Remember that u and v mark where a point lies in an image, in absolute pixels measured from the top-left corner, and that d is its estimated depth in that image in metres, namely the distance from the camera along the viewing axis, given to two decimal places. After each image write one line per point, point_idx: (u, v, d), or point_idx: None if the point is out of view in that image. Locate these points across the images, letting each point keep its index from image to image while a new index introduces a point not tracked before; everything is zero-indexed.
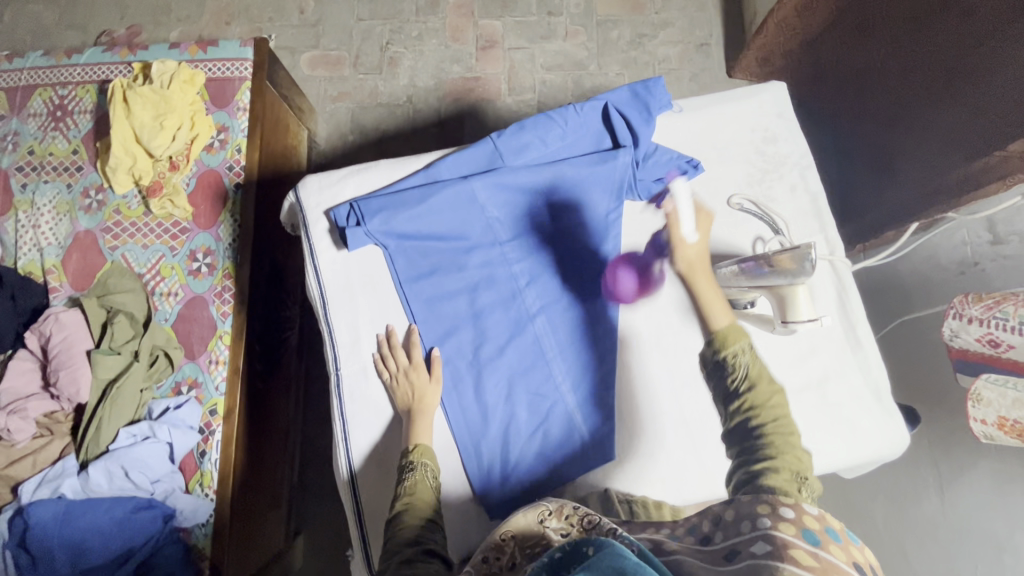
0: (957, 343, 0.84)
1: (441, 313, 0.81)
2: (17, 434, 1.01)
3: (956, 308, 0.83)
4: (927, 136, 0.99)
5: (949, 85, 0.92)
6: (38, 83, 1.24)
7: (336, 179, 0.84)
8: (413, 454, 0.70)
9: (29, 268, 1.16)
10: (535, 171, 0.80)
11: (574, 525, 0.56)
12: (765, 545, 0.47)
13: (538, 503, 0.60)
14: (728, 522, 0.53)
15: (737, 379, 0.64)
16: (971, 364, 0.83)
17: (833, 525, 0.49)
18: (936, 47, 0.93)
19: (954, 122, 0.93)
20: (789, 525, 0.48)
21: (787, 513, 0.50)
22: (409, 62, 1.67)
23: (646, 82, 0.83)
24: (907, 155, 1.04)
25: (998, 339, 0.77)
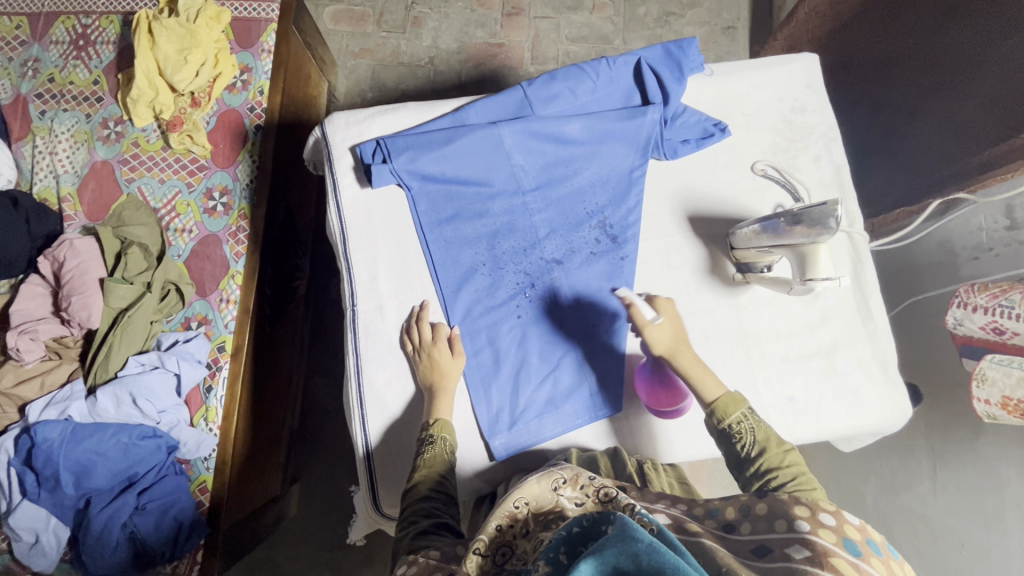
0: (961, 331, 0.86)
1: (460, 258, 0.81)
2: (26, 355, 1.01)
3: (962, 297, 0.85)
4: (946, 125, 0.99)
5: (971, 73, 0.93)
6: (62, 10, 1.23)
7: (364, 117, 0.83)
8: (434, 428, 0.71)
9: (44, 195, 1.16)
10: (563, 122, 0.81)
11: (589, 496, 0.52)
12: (803, 550, 0.48)
13: (551, 470, 0.55)
14: (758, 515, 0.53)
15: (746, 444, 0.63)
16: (974, 350, 0.85)
17: (875, 537, 0.50)
18: (960, 36, 0.93)
19: (972, 107, 0.94)
20: (830, 532, 0.49)
21: (827, 520, 0.50)
22: (433, 23, 1.66)
23: (681, 42, 0.83)
24: (926, 142, 1.04)
25: (1001, 326, 0.79)
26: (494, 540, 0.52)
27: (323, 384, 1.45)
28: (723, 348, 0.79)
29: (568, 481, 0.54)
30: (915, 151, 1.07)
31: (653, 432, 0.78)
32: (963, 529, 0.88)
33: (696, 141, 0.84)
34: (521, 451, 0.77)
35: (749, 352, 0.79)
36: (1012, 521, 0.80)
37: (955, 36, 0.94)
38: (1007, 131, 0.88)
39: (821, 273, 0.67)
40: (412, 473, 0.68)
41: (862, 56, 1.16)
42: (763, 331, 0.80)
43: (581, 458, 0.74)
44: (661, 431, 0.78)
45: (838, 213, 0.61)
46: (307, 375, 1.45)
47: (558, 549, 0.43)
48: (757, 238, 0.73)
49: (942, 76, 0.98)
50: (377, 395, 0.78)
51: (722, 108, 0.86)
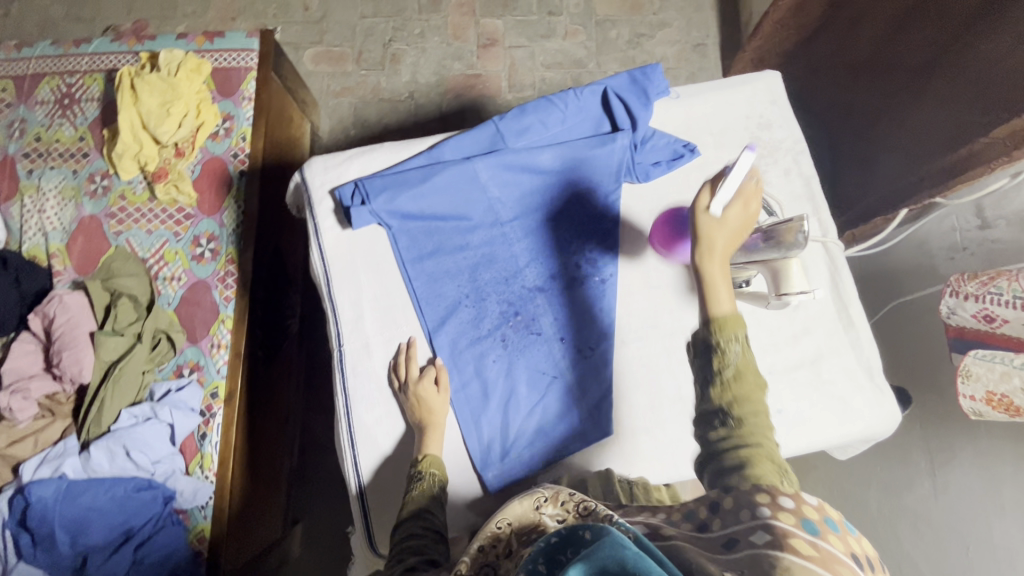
0: (954, 321, 0.84)
1: (442, 292, 0.82)
2: (20, 414, 1.02)
3: (952, 286, 0.84)
4: (912, 130, 1.02)
5: (929, 78, 0.96)
6: (46, 71, 1.26)
7: (341, 160, 0.85)
8: (422, 464, 0.71)
9: (33, 252, 1.17)
10: (536, 153, 0.83)
11: (570, 511, 0.52)
12: (765, 536, 0.46)
13: (533, 490, 0.56)
14: (725, 508, 0.51)
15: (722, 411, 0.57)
16: (966, 343, 0.83)
17: (832, 515, 0.48)
18: (914, 43, 0.97)
19: (933, 111, 0.97)
20: (789, 514, 0.47)
21: (785, 502, 0.48)
22: (411, 58, 1.70)
23: (644, 68, 0.86)
24: (894, 145, 1.07)
25: (994, 314, 0.77)
26: (475, 562, 0.53)
27: (320, 421, 1.45)
28: None
29: (549, 499, 0.54)
30: (883, 153, 1.09)
31: (646, 453, 0.78)
32: (965, 529, 0.87)
33: (667, 163, 0.85)
34: (515, 480, 0.77)
35: None
36: (1013, 519, 0.80)
37: (912, 44, 0.98)
38: (964, 134, 0.91)
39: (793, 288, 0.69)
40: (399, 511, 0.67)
41: (828, 63, 1.20)
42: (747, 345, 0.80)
43: (572, 481, 0.74)
44: (653, 451, 0.78)
45: (805, 229, 0.64)
46: (304, 413, 1.44)
47: (537, 562, 0.43)
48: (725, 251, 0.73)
49: (905, 83, 1.01)
50: (369, 433, 0.78)
51: (691, 128, 0.88)
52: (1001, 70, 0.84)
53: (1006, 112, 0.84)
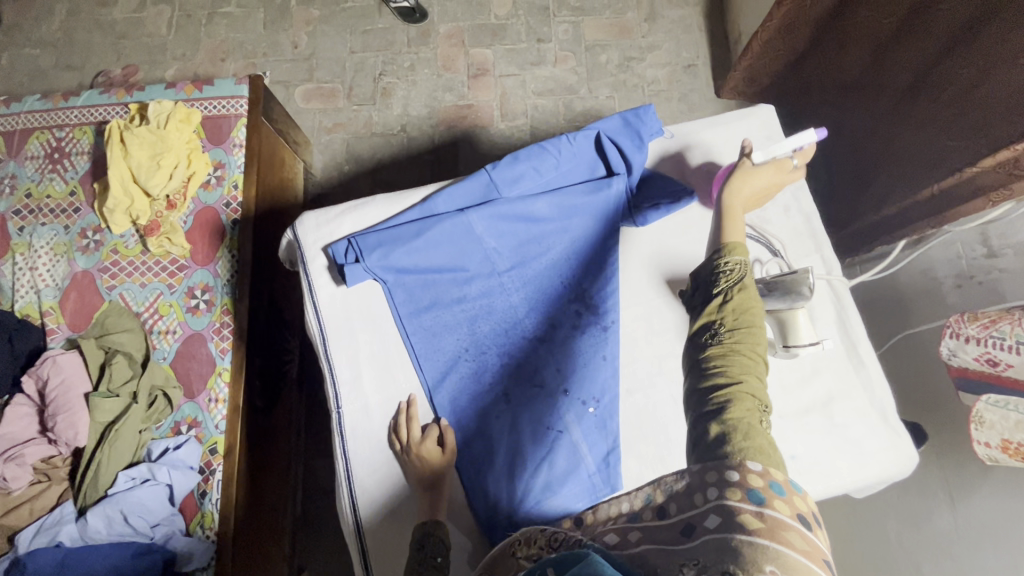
0: (956, 362, 0.82)
1: (442, 347, 0.81)
2: (14, 482, 0.99)
3: (953, 327, 0.81)
4: (906, 155, 1.01)
5: (914, 98, 0.97)
6: (36, 126, 1.26)
7: (334, 215, 0.84)
8: (426, 526, 0.69)
9: (26, 311, 1.15)
10: (530, 201, 0.81)
11: (541, 547, 0.53)
12: (717, 518, 0.45)
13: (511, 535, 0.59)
14: (679, 492, 0.51)
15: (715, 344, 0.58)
16: (971, 383, 0.81)
17: (778, 478, 0.47)
18: (900, 65, 0.99)
19: (922, 137, 0.97)
20: (735, 490, 0.46)
21: (731, 476, 0.48)
22: (402, 92, 1.70)
23: (637, 110, 0.84)
24: (889, 167, 1.06)
25: (996, 359, 0.75)
26: None
27: (323, 465, 1.42)
28: None
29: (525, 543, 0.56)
30: (877, 175, 1.10)
31: None
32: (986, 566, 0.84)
33: (666, 206, 0.83)
34: None
35: None
36: None
37: (902, 68, 0.98)
38: (953, 157, 0.92)
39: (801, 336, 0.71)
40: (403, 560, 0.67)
41: (821, 87, 1.21)
42: None
43: None
44: None
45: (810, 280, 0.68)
46: (306, 457, 1.42)
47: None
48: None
49: (900, 105, 1.01)
50: (372, 497, 0.76)
51: (687, 169, 0.86)
52: (981, 92, 0.85)
53: (987, 138, 0.85)
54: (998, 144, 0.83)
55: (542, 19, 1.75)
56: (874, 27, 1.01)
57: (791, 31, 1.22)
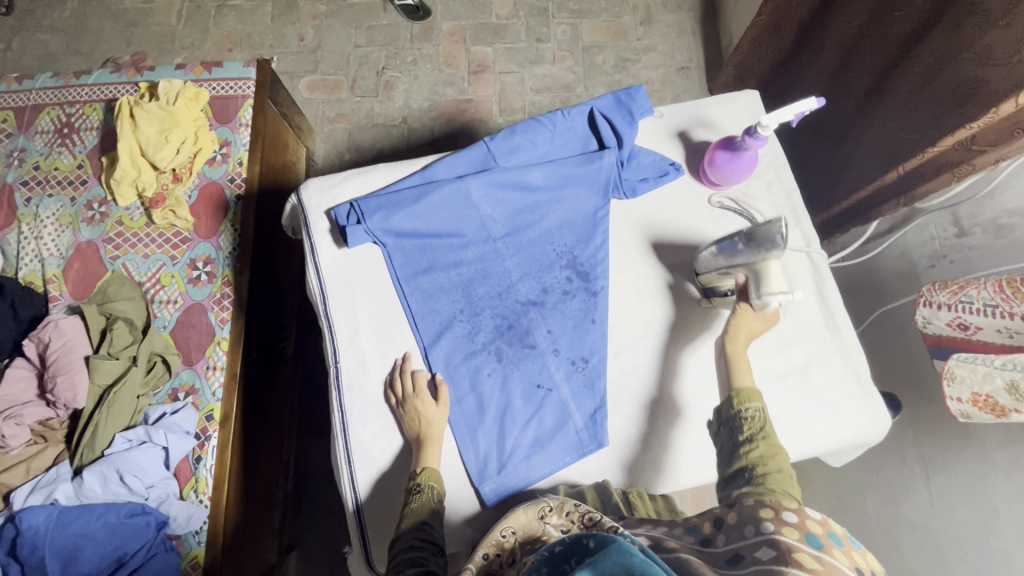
0: (931, 330, 0.86)
1: (438, 308, 0.84)
2: (12, 440, 1.01)
3: (925, 296, 0.86)
4: (873, 144, 1.07)
5: (878, 98, 1.05)
6: (47, 102, 1.29)
7: (337, 181, 0.88)
8: (421, 476, 0.71)
9: (30, 278, 1.17)
10: (526, 170, 0.85)
11: (575, 521, 0.61)
12: (769, 550, 0.50)
13: (539, 500, 0.64)
14: (729, 524, 0.55)
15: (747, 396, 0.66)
16: (944, 350, 0.85)
17: (835, 530, 0.51)
18: (862, 70, 1.07)
19: (890, 121, 1.01)
20: (793, 530, 0.51)
21: (788, 517, 0.52)
22: (404, 85, 1.75)
23: (629, 89, 0.89)
24: (859, 158, 1.11)
25: (967, 322, 0.80)
26: (481, 568, 0.60)
27: (316, 445, 1.43)
28: (701, 372, 0.81)
29: (554, 510, 0.63)
30: (849, 167, 1.15)
31: (643, 464, 0.79)
32: (960, 535, 0.87)
33: (654, 180, 0.88)
34: (514, 493, 0.77)
35: None
36: (1008, 523, 0.79)
37: (870, 61, 1.04)
38: (911, 142, 0.97)
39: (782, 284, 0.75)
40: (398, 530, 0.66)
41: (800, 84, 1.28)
42: None
43: (568, 493, 0.76)
44: (646, 458, 0.79)
45: (784, 229, 0.67)
46: (298, 435, 1.43)
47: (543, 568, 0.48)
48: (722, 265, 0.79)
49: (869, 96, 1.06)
50: (365, 448, 0.78)
51: (674, 147, 0.91)
52: (934, 86, 0.91)
53: (939, 130, 0.91)
54: (952, 127, 0.88)
55: (542, 20, 1.81)
56: (845, 28, 1.08)
57: (776, 31, 1.29)
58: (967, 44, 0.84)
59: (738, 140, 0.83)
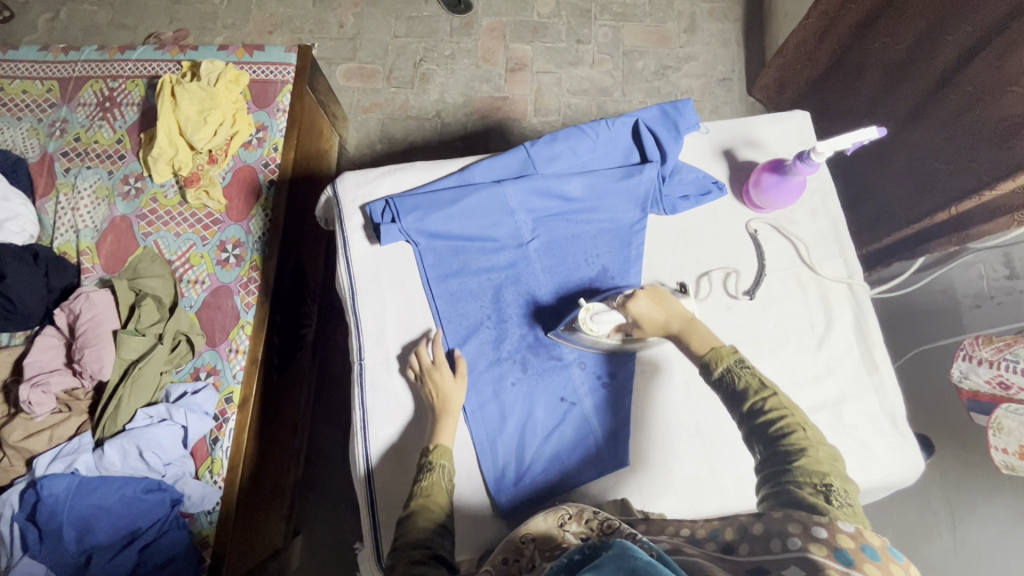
0: (967, 385, 0.89)
1: (466, 312, 0.83)
2: (38, 408, 1.02)
3: (968, 350, 0.89)
4: (918, 176, 1.04)
5: (920, 122, 1.02)
6: (91, 75, 1.31)
7: (373, 177, 0.87)
8: (433, 454, 0.70)
9: (64, 249, 1.19)
10: (566, 179, 0.84)
11: (593, 529, 0.56)
12: (798, 568, 0.46)
13: (559, 507, 0.61)
14: (754, 535, 0.51)
15: (767, 396, 0.63)
16: (982, 405, 0.86)
17: (871, 542, 0.48)
18: (905, 90, 1.05)
19: (936, 153, 0.99)
20: (821, 546, 0.47)
21: (820, 533, 0.48)
22: (440, 79, 1.74)
23: (676, 102, 0.87)
24: (899, 186, 1.08)
25: (1005, 379, 0.80)
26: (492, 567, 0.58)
27: (328, 433, 1.44)
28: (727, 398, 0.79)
29: (573, 517, 0.59)
30: (886, 194, 1.12)
31: (664, 487, 0.76)
32: None
33: (695, 198, 0.86)
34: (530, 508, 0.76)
35: None
36: None
37: (919, 88, 1.01)
38: (960, 176, 0.94)
39: (665, 320, 0.73)
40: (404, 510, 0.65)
41: (843, 106, 1.24)
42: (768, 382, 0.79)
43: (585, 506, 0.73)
44: (669, 480, 0.76)
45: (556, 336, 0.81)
46: (312, 422, 1.44)
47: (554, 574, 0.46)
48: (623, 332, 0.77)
49: (920, 124, 1.02)
50: (384, 448, 0.78)
51: (718, 165, 0.89)
52: (977, 114, 0.89)
53: (986, 163, 0.88)
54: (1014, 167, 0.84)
55: (584, 21, 1.79)
56: (896, 49, 1.05)
57: (821, 40, 1.26)
58: (1012, 78, 0.82)
59: (787, 164, 0.81)
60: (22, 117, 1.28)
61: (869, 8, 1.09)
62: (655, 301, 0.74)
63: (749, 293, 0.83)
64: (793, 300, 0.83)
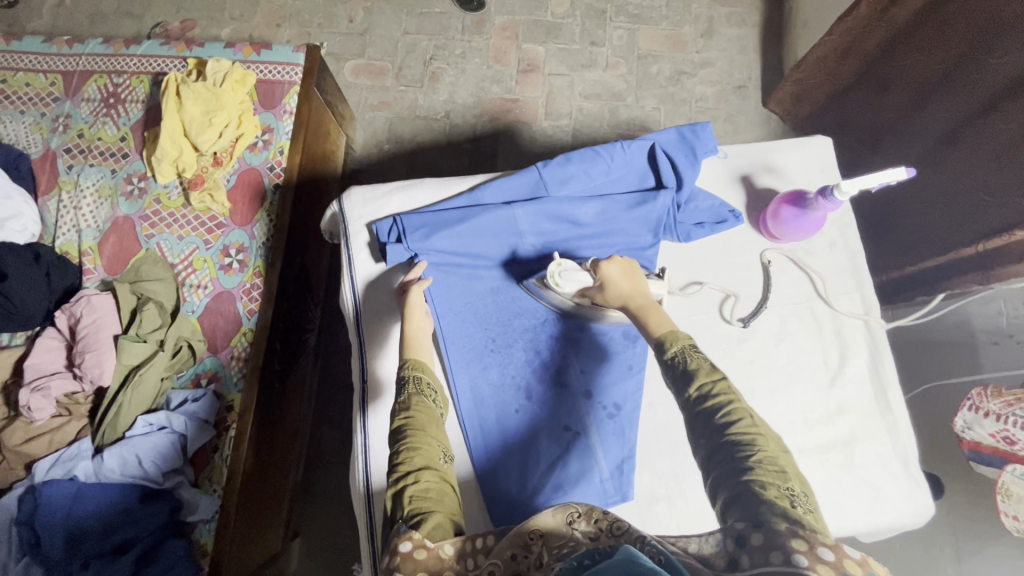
0: (969, 435, 0.86)
1: (470, 334, 0.81)
2: (37, 414, 1.01)
3: (975, 400, 0.86)
4: (947, 204, 1.00)
5: (953, 150, 0.99)
6: (95, 69, 1.28)
7: (381, 193, 0.85)
8: (408, 368, 0.69)
9: (65, 248, 1.18)
10: (578, 203, 0.82)
11: (603, 530, 0.48)
12: None
13: (567, 501, 0.52)
14: (752, 545, 0.44)
15: (716, 380, 0.58)
16: (983, 456, 0.85)
17: (877, 571, 0.41)
18: (942, 113, 1.01)
19: (965, 184, 0.96)
20: (830, 570, 0.40)
21: (825, 554, 0.41)
22: (450, 78, 1.70)
23: (694, 126, 0.85)
24: (926, 212, 1.05)
25: (1011, 435, 0.79)
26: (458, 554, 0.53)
27: (328, 436, 1.43)
28: None
29: (583, 515, 0.51)
30: (910, 222, 1.10)
31: (670, 521, 0.76)
32: None
33: (710, 226, 0.84)
34: None
35: None
36: None
37: (957, 112, 0.97)
38: (991, 209, 0.91)
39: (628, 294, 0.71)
40: (396, 441, 0.61)
41: (867, 124, 1.21)
42: (778, 420, 0.78)
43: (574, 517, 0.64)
44: (674, 513, 0.76)
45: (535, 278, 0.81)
46: (312, 426, 1.43)
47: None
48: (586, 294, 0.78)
49: (954, 151, 0.98)
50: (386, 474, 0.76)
51: (734, 192, 0.87)
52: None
53: None
54: None
55: (598, 23, 1.74)
56: (932, 70, 1.02)
57: (844, 55, 1.22)
58: None
59: (809, 198, 0.79)
60: (25, 111, 1.26)
61: (902, 23, 1.06)
62: (626, 272, 0.74)
63: (744, 321, 0.81)
64: (807, 335, 0.81)
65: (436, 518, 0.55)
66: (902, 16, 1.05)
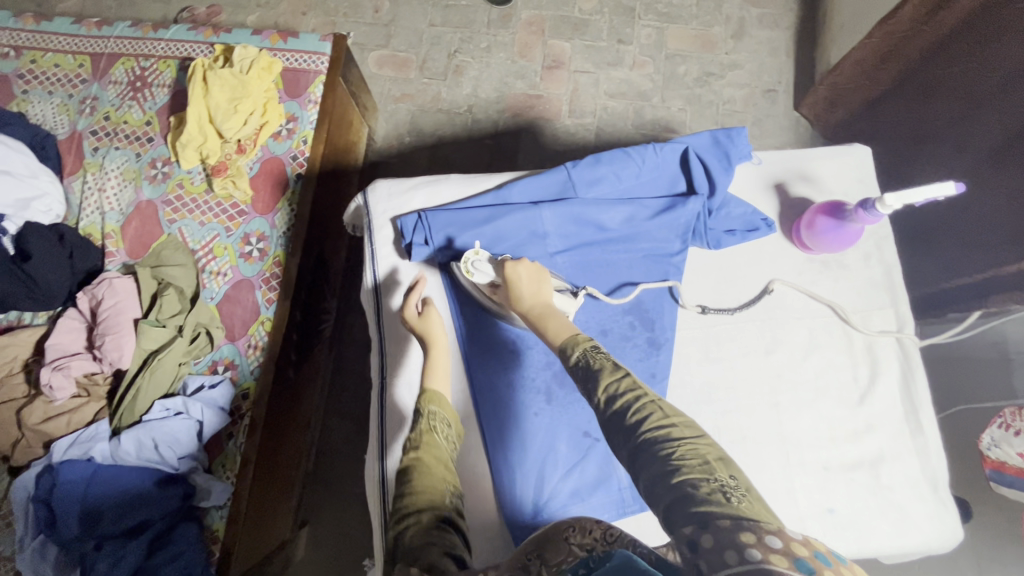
0: (994, 453, 0.92)
1: (491, 333, 0.80)
2: (58, 392, 1.02)
3: (1005, 419, 0.91)
4: (991, 220, 0.97)
5: (1001, 164, 0.95)
6: (123, 52, 1.28)
7: (408, 188, 0.85)
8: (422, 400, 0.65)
9: (88, 230, 1.18)
10: (607, 205, 0.80)
11: (598, 539, 0.54)
12: None
13: (560, 521, 0.58)
14: (704, 548, 0.42)
15: (620, 377, 0.56)
16: (1006, 476, 0.91)
17: (820, 548, 0.41)
18: (991, 124, 0.97)
19: (1011, 200, 0.93)
20: (781, 558, 0.39)
21: (772, 542, 0.40)
22: (474, 72, 1.68)
23: (729, 131, 0.83)
24: (969, 227, 1.01)
25: None
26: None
27: (339, 428, 1.43)
28: (764, 453, 0.74)
29: (576, 530, 0.56)
30: (951, 237, 1.06)
31: None
32: None
33: (742, 233, 0.82)
34: None
35: (789, 456, 0.75)
36: None
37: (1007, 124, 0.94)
38: None
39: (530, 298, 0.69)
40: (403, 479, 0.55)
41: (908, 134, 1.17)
42: (805, 436, 0.76)
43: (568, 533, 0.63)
44: None
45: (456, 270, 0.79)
46: (324, 417, 1.43)
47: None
48: (496, 293, 0.76)
49: (1002, 165, 0.95)
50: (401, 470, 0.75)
51: (768, 200, 0.85)
52: None
53: None
54: None
55: (627, 20, 1.72)
56: (984, 79, 0.98)
57: (884, 60, 1.19)
58: None
59: (847, 209, 0.77)
60: (53, 91, 1.26)
61: (949, 29, 1.02)
62: (535, 277, 0.71)
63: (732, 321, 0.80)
64: (837, 350, 0.79)
65: (434, 555, 0.47)
66: (949, 23, 1.01)
